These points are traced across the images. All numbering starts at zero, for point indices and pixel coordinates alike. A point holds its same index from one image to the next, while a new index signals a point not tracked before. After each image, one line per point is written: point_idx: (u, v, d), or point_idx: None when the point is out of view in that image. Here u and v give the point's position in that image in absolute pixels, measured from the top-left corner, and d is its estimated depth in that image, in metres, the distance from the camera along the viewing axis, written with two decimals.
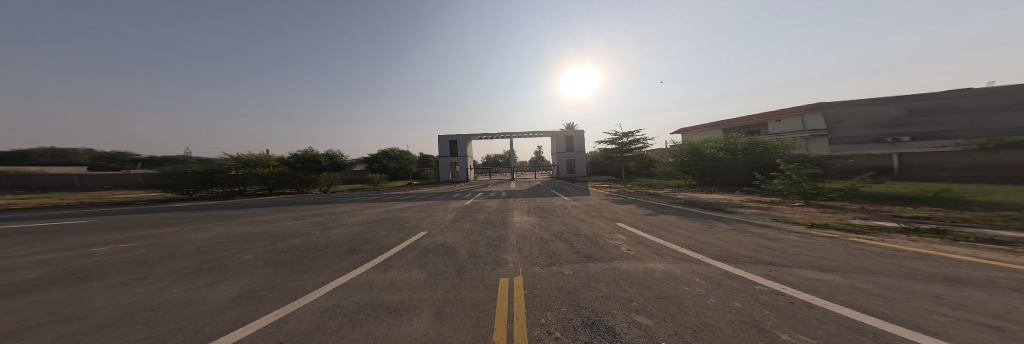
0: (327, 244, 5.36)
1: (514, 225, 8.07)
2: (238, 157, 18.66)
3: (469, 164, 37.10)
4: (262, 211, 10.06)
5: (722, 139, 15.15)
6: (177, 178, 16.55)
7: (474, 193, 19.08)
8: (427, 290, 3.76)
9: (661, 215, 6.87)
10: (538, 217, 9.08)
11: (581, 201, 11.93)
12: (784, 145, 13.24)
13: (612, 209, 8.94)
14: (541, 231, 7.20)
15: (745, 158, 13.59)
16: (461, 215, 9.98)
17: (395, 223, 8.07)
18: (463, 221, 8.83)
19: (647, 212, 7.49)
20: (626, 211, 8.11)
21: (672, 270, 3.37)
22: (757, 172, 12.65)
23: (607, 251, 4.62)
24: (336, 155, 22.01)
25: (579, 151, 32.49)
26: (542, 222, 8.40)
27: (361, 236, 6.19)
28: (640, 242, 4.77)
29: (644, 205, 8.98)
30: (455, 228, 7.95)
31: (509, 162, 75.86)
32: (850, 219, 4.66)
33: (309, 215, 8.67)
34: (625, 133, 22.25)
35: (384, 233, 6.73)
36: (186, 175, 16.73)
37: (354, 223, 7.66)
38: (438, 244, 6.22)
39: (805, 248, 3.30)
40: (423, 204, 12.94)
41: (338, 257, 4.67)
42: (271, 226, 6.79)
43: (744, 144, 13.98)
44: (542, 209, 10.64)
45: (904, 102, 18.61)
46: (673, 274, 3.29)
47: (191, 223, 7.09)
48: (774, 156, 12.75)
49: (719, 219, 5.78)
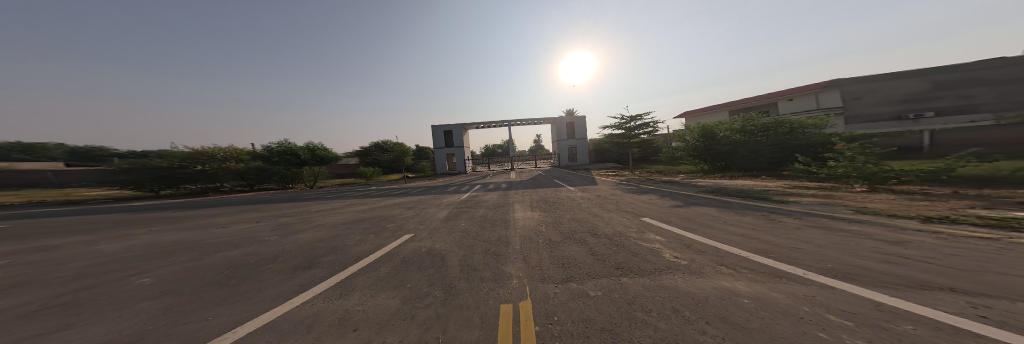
0: (277, 256, 4.16)
1: (516, 223, 6.91)
2: (206, 151, 16.86)
3: (466, 156, 35.61)
4: (227, 209, 8.76)
5: (739, 120, 13.95)
6: (136, 174, 14.90)
7: (472, 186, 17.81)
8: (394, 330, 2.54)
9: (693, 208, 5.70)
10: (544, 213, 7.87)
11: (589, 192, 10.71)
12: (820, 125, 11.68)
13: (629, 200, 7.76)
14: (549, 231, 5.99)
15: (769, 138, 12.25)
16: (455, 212, 8.75)
17: (375, 224, 6.82)
18: (457, 220, 7.63)
19: (672, 204, 6.35)
20: (647, 203, 6.93)
21: (763, 287, 2.21)
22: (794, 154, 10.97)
23: (644, 260, 3.52)
24: (318, 148, 20.12)
25: (580, 138, 31.13)
26: (549, 218, 7.19)
27: (328, 243, 5.02)
28: (683, 245, 3.64)
29: (666, 194, 7.79)
30: (447, 229, 6.72)
31: (509, 152, 74.86)
32: (974, 211, 3.46)
33: (275, 215, 7.39)
34: (632, 117, 20.82)
35: (358, 238, 5.51)
36: (147, 171, 15.14)
37: (325, 226, 6.41)
38: (423, 252, 5.00)
39: (981, 260, 2.13)
40: (413, 199, 11.62)
41: (284, 277, 3.49)
42: (219, 230, 5.52)
43: (765, 125, 12.75)
44: (547, 203, 9.41)
45: (929, 75, 17.40)
46: (765, 294, 2.13)
47: (121, 228, 5.76)
48: (802, 135, 11.48)
49: (776, 211, 4.57)
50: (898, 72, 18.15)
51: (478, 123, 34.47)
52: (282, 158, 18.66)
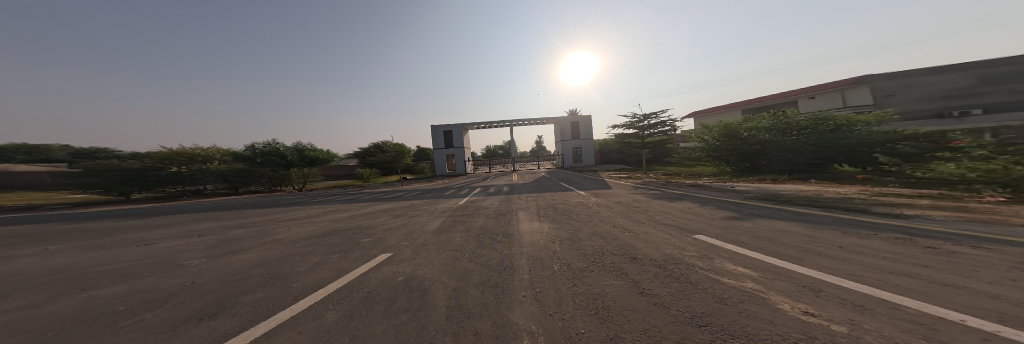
0: (178, 289, 2.76)
1: (524, 239, 5.59)
2: (185, 151, 15.93)
3: (465, 157, 34.33)
4: (182, 216, 7.45)
5: (771, 118, 12.66)
6: (107, 176, 13.91)
7: (470, 189, 16.43)
8: None
9: (759, 220, 4.33)
10: (555, 225, 6.46)
11: (604, 197, 9.27)
12: (887, 120, 9.43)
13: (661, 208, 6.30)
14: (568, 252, 4.64)
15: (808, 135, 10.78)
16: (449, 222, 7.37)
17: (349, 238, 5.47)
18: (451, 233, 6.31)
19: (725, 215, 4.89)
20: (688, 214, 5.48)
21: None
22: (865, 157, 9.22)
23: (751, 316, 2.09)
24: (306, 149, 19.07)
25: (585, 138, 29.73)
26: (564, 233, 5.80)
27: (270, 267, 3.60)
28: (807, 290, 2.22)
29: (704, 202, 6.42)
30: (436, 246, 5.34)
31: (510, 153, 73.85)
32: None
33: (230, 225, 6.02)
34: (644, 115, 19.38)
35: (318, 260, 4.13)
36: (120, 172, 14.17)
37: (285, 240, 5.04)
38: (401, 285, 3.63)
39: None
40: (403, 205, 10.26)
41: (147, 336, 2.00)
42: (134, 248, 4.14)
43: (805, 122, 11.31)
44: (557, 211, 7.98)
45: (973, 69, 15.97)
46: None
47: (9, 247, 4.37)
48: (848, 133, 9.84)
49: (901, 229, 3.19)
50: (936, 66, 16.68)
51: (479, 123, 33.19)
52: (268, 159, 17.76)
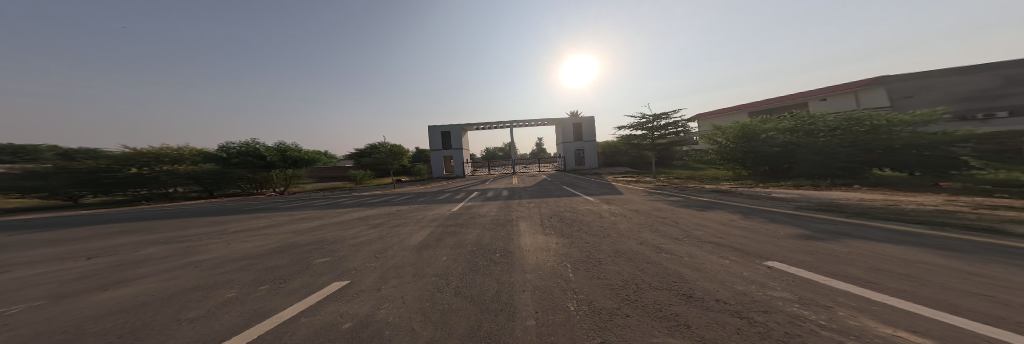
0: None
1: (527, 260, 4.43)
2: (150, 151, 15.29)
3: (464, 158, 33.06)
4: (109, 226, 6.17)
5: (794, 119, 11.82)
6: (52, 180, 13.39)
7: (467, 193, 15.18)
8: None
9: (841, 238, 3.18)
10: (564, 240, 5.30)
11: (617, 204, 8.08)
12: (934, 121, 8.44)
13: (692, 221, 5.14)
14: (587, 285, 3.46)
15: (840, 137, 9.81)
16: (435, 235, 6.11)
17: (298, 258, 4.20)
18: (434, 250, 5.09)
19: (789, 231, 3.69)
20: (734, 228, 4.28)
21: None
22: (914, 161, 8.12)
23: None
24: (288, 149, 18.34)
25: (589, 140, 28.70)
26: (576, 252, 4.63)
27: (139, 314, 2.31)
28: None
29: (744, 212, 5.26)
30: (413, 270, 4.16)
31: (509, 155, 72.95)
32: None
33: (154, 239, 4.75)
34: (653, 115, 18.34)
35: (233, 294, 2.85)
36: (69, 175, 13.71)
37: (209, 260, 3.76)
38: (336, 338, 2.34)
39: None
40: (386, 211, 8.97)
41: None
42: None
43: (834, 122, 10.33)
44: (564, 221, 6.78)
45: (996, 70, 15.22)
46: None
47: None
48: (888, 133, 8.75)
49: None
50: (958, 67, 15.91)
51: (479, 124, 32.06)
52: (245, 159, 17.19)
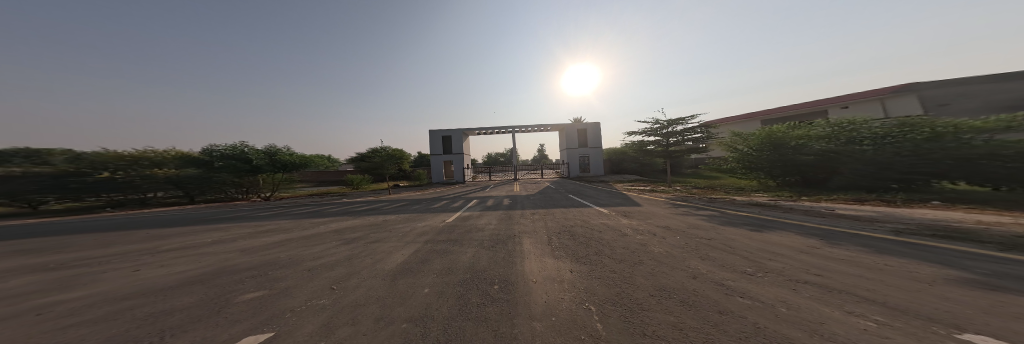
0: None
1: (537, 299, 3.17)
2: (130, 155, 15.14)
3: (464, 164, 32.03)
4: (21, 242, 5.04)
5: (831, 126, 10.84)
6: (15, 184, 12.67)
7: (465, 201, 14.01)
8: None
9: None
10: (582, 267, 4.06)
11: (639, 219, 6.82)
12: (1015, 127, 7.20)
13: (754, 246, 3.89)
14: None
15: (894, 144, 8.70)
16: (420, 255, 4.90)
17: (218, 291, 2.96)
18: (413, 278, 3.86)
19: (937, 273, 2.43)
20: (830, 262, 3.01)
21: None
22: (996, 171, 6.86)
23: None
24: (276, 152, 17.70)
25: (593, 146, 27.63)
26: (602, 287, 3.36)
27: None
28: None
29: (822, 235, 4.00)
30: (373, 313, 2.92)
31: (511, 161, 71.87)
32: None
33: (43, 264, 3.59)
34: (666, 120, 17.16)
35: None
36: (35, 179, 13.04)
37: (77, 298, 2.56)
38: None
39: None
40: (370, 222, 7.78)
41: None
42: None
43: (882, 129, 9.31)
44: (578, 240, 5.55)
45: None
46: None
47: None
48: (957, 140, 7.60)
49: None
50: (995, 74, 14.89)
51: (479, 129, 31.18)
52: (229, 163, 16.62)
